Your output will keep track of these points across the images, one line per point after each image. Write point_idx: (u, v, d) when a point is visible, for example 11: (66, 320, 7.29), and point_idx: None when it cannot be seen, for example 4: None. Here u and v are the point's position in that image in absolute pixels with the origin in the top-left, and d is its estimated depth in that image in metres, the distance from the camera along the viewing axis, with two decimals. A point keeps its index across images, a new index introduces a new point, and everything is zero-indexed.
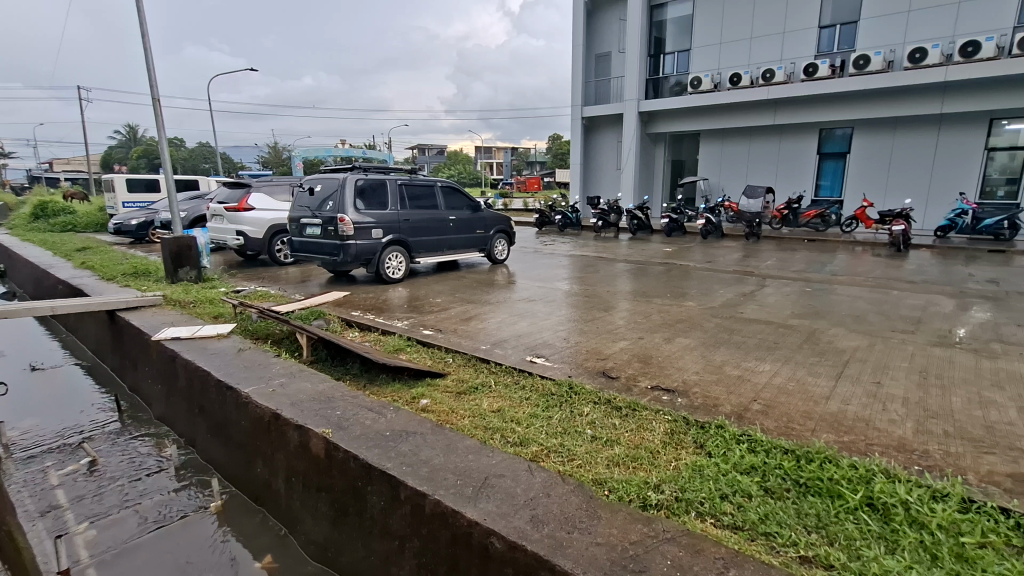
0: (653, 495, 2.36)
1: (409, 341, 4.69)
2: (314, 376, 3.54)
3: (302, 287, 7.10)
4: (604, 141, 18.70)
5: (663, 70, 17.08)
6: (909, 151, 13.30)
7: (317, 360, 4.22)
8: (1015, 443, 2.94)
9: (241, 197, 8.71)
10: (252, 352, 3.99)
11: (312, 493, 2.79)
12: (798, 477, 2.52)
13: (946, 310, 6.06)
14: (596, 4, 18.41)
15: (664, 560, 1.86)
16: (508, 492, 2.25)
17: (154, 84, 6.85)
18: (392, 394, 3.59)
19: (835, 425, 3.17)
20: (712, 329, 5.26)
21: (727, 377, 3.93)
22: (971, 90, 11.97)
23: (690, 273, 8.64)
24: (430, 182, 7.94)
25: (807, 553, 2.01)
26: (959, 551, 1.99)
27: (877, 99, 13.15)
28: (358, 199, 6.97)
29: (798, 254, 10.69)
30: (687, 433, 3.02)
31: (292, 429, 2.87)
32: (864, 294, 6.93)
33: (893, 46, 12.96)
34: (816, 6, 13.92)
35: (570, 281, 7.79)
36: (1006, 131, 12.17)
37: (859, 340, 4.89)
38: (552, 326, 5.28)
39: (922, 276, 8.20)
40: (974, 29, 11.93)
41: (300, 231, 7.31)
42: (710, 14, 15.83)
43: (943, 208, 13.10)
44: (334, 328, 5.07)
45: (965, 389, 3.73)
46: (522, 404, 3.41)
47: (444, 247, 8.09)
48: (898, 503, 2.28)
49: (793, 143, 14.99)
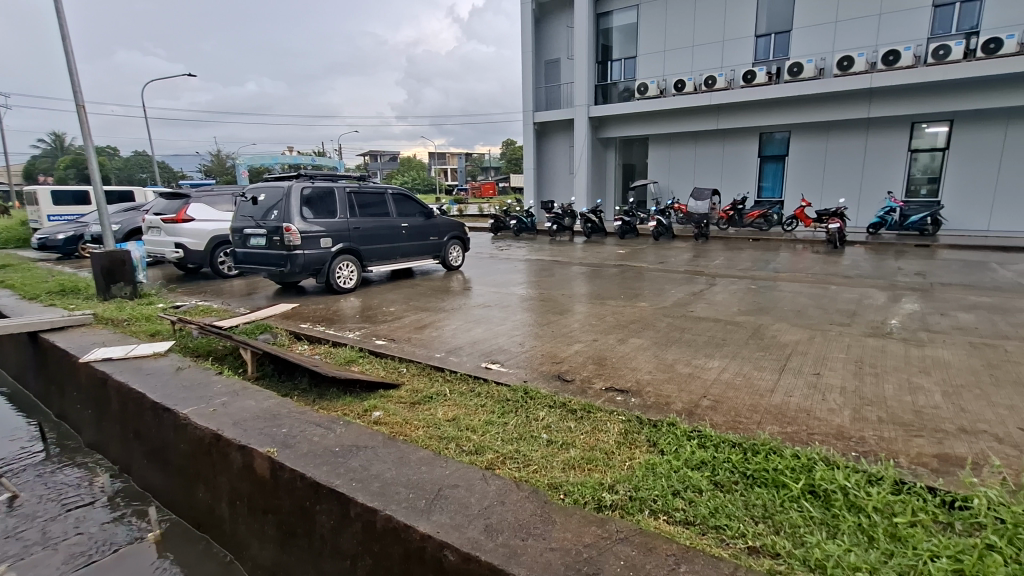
0: (607, 496, 2.38)
1: (362, 352, 4.58)
2: (259, 393, 3.38)
3: (248, 301, 6.84)
4: (556, 146, 18.95)
5: (611, 76, 17.48)
6: (841, 153, 14.11)
7: (263, 376, 4.05)
8: (940, 426, 3.14)
9: (179, 207, 8.28)
10: (192, 370, 3.79)
11: (257, 516, 2.67)
12: (746, 470, 2.60)
13: (878, 302, 6.43)
14: (544, 11, 18.65)
15: (617, 560, 1.87)
16: (461, 503, 2.21)
17: (77, 89, 6.44)
18: (343, 407, 3.48)
19: (779, 417, 3.30)
20: (664, 328, 5.39)
21: (678, 375, 4.03)
22: (893, 96, 12.82)
23: (643, 274, 8.83)
24: (381, 189, 7.80)
25: (755, 543, 2.07)
26: (892, 531, 2.10)
27: (810, 104, 13.89)
28: (305, 207, 6.77)
29: (744, 253, 11.12)
30: (640, 433, 3.07)
31: (234, 450, 2.73)
32: (805, 289, 7.26)
33: (823, 54, 13.73)
34: (752, 15, 14.61)
35: (526, 286, 7.82)
36: (926, 133, 13.08)
37: (800, 334, 5.12)
38: (507, 331, 5.28)
39: (857, 271, 8.70)
40: (894, 38, 12.78)
41: (244, 241, 7.03)
42: (654, 22, 16.32)
43: (874, 206, 13.93)
44: (282, 342, 4.91)
45: (895, 376, 3.97)
46: (478, 411, 3.39)
47: (398, 255, 7.97)
48: (837, 489, 2.39)
49: (736, 146, 15.61)
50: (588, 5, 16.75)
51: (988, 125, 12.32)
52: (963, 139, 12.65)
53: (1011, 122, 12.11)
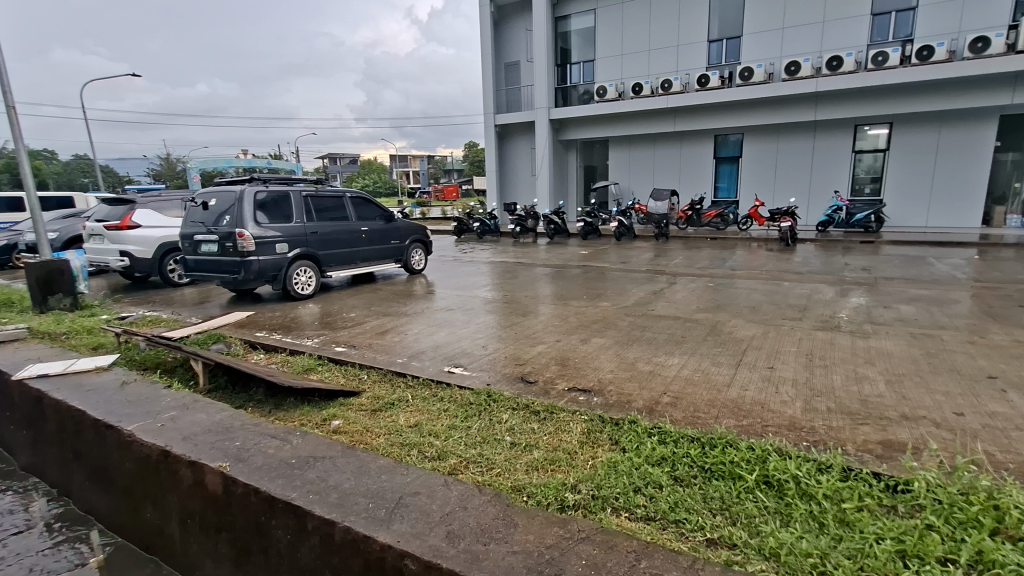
0: (570, 496, 2.39)
1: (321, 360, 4.47)
2: (211, 406, 3.25)
3: (200, 310, 6.58)
4: (517, 148, 19.02)
5: (570, 79, 17.69)
6: (791, 154, 14.70)
7: (216, 389, 3.89)
8: (884, 414, 3.30)
9: (123, 213, 7.88)
10: (138, 384, 3.61)
11: (210, 533, 2.56)
12: (704, 464, 2.66)
13: (828, 297, 6.73)
14: (503, 14, 18.72)
15: (579, 560, 1.88)
16: (423, 511, 2.18)
17: (6, 89, 6.05)
18: (300, 417, 3.38)
19: (735, 411, 3.39)
20: (625, 327, 5.47)
21: (639, 374, 4.09)
22: (838, 100, 13.46)
23: (605, 274, 8.97)
24: (339, 193, 7.64)
25: (713, 535, 2.12)
26: (841, 517, 2.19)
27: (761, 107, 14.42)
28: (258, 212, 6.57)
29: (703, 252, 11.45)
30: (602, 431, 3.10)
31: (184, 467, 2.61)
32: (760, 286, 7.52)
33: (772, 59, 14.29)
34: (704, 21, 15.05)
35: (490, 288, 7.81)
36: (869, 135, 13.77)
37: (755, 329, 5.29)
38: (471, 334, 5.24)
39: (808, 267, 9.06)
40: (837, 45, 13.42)
41: (195, 248, 6.76)
42: (611, 26, 16.61)
43: (823, 205, 14.56)
44: (236, 352, 4.75)
45: (843, 367, 4.16)
46: (441, 416, 3.35)
47: (358, 259, 7.82)
48: (790, 478, 2.48)
49: (693, 148, 16.05)
50: (546, 8, 16.90)
51: (924, 127, 13.06)
52: (902, 140, 13.36)
53: (944, 124, 12.87)
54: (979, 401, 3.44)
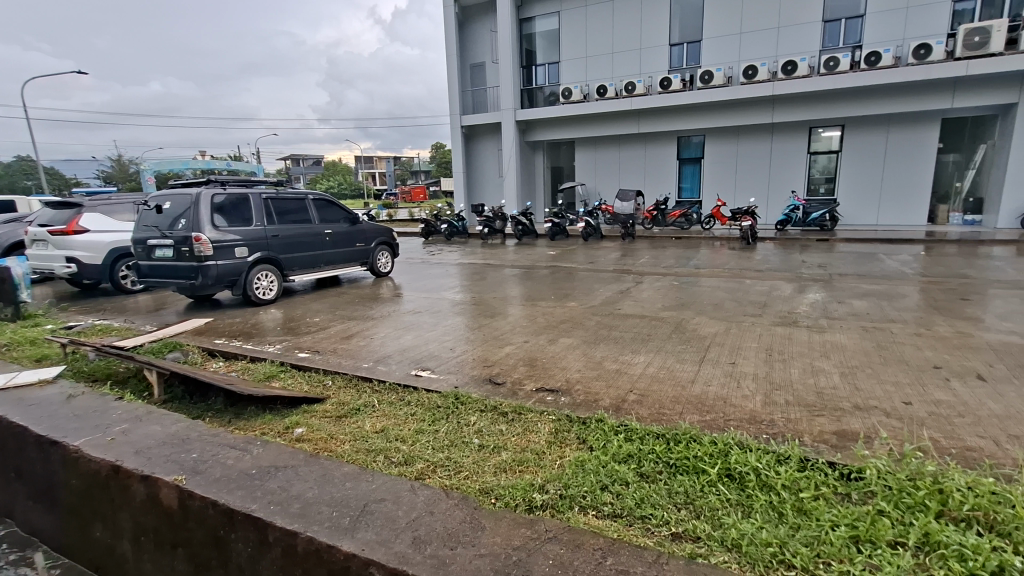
0: (538, 497, 2.40)
1: (283, 366, 4.36)
2: (166, 417, 3.12)
3: (155, 317, 6.32)
4: (484, 149, 19.01)
5: (536, 81, 17.77)
6: (750, 155, 15.15)
7: (172, 399, 3.74)
8: (839, 405, 3.43)
9: (70, 217, 7.50)
10: (86, 397, 3.43)
11: (166, 550, 2.47)
12: (669, 459, 2.71)
13: (786, 293, 6.95)
14: (467, 15, 18.68)
15: (546, 560, 1.88)
16: (388, 517, 2.15)
17: None
18: (261, 426, 3.29)
19: (699, 406, 3.47)
20: (593, 327, 5.51)
21: (606, 372, 4.14)
22: (793, 103, 13.95)
23: (573, 274, 9.05)
24: (301, 194, 7.46)
25: (677, 529, 2.16)
26: (799, 506, 2.27)
27: (721, 109, 14.82)
28: (216, 215, 6.36)
29: (668, 251, 11.69)
30: (570, 430, 3.12)
31: (137, 482, 2.50)
32: (723, 284, 7.71)
33: (731, 63, 14.72)
34: (665, 25, 15.38)
35: (458, 290, 7.77)
36: (823, 137, 14.32)
37: (717, 326, 5.43)
38: (439, 337, 5.20)
39: (768, 265, 9.36)
40: (791, 50, 13.92)
41: (148, 254, 6.50)
42: (575, 29, 16.78)
43: (781, 204, 15.06)
44: (193, 360, 4.59)
45: (801, 361, 4.31)
46: (408, 421, 3.31)
47: (321, 263, 7.67)
48: (750, 471, 2.55)
49: (657, 149, 16.37)
50: (510, 11, 16.94)
51: (873, 130, 13.68)
52: (854, 142, 13.96)
53: (892, 126, 13.49)
54: (925, 390, 3.61)
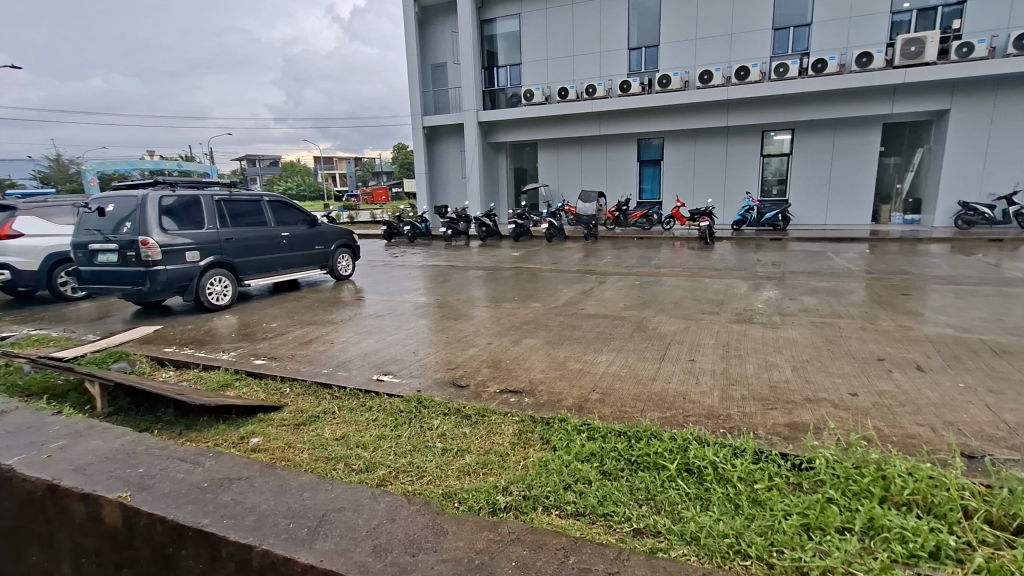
0: (501, 499, 2.40)
1: (238, 374, 4.21)
2: (110, 431, 2.96)
3: (100, 325, 6.01)
4: (447, 150, 18.91)
5: (498, 82, 17.80)
6: (707, 157, 15.60)
7: (117, 412, 3.55)
8: (790, 397, 3.57)
9: (1, 220, 7.01)
10: (20, 413, 3.22)
11: (109, 572, 2.36)
12: (630, 456, 2.75)
13: (742, 291, 7.19)
14: (428, 15, 18.54)
15: (508, 562, 1.89)
16: (348, 526, 2.10)
17: None
18: (214, 437, 3.15)
19: (659, 403, 3.54)
20: (556, 327, 5.56)
21: (569, 372, 4.18)
22: (746, 107, 14.45)
23: (537, 275, 9.10)
24: (255, 196, 7.23)
25: (639, 525, 2.20)
26: (753, 497, 2.34)
27: (679, 113, 15.22)
28: (165, 218, 6.09)
29: (630, 251, 11.93)
30: (534, 431, 3.13)
31: (76, 500, 2.36)
32: (681, 283, 7.91)
33: (687, 68, 15.12)
34: (624, 29, 15.67)
35: (421, 292, 7.69)
36: (775, 141, 14.89)
37: (677, 324, 5.57)
38: (401, 340, 5.14)
39: (725, 264, 9.65)
40: (744, 56, 14.43)
41: (90, 259, 6.16)
42: (536, 31, 16.90)
43: (736, 205, 15.57)
44: (141, 370, 4.38)
45: (756, 356, 4.47)
46: (369, 427, 3.24)
47: (278, 266, 7.45)
48: (708, 464, 2.61)
49: (618, 151, 16.65)
50: (471, 11, 16.89)
51: (820, 133, 14.31)
52: (803, 145, 14.56)
53: (838, 130, 14.15)
54: (870, 381, 3.80)
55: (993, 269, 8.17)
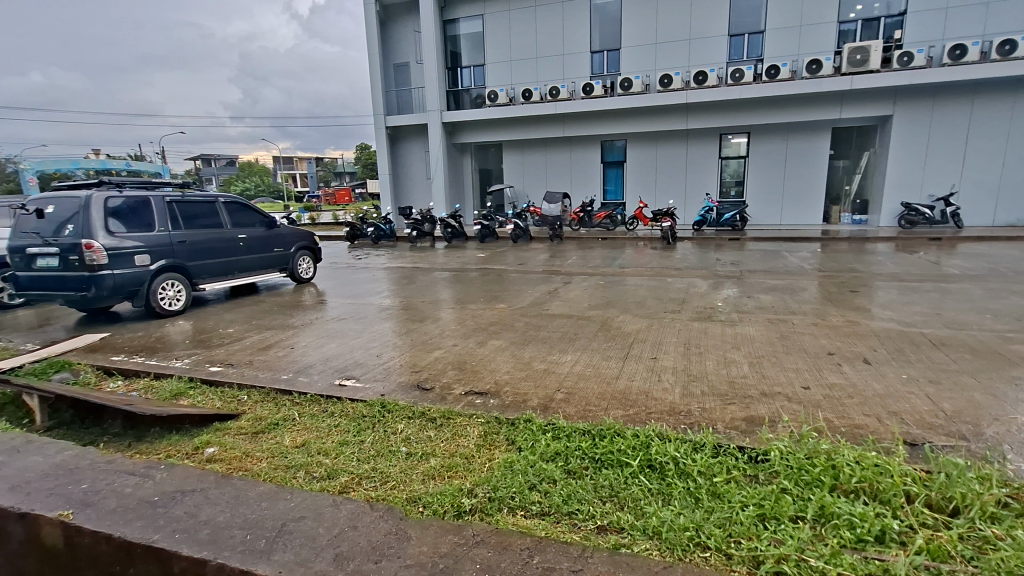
0: (466, 501, 2.38)
1: (192, 382, 4.05)
2: (50, 446, 2.80)
3: (40, 334, 5.68)
4: (411, 151, 18.72)
5: (461, 83, 17.72)
6: (668, 159, 15.97)
7: (59, 426, 3.36)
8: (747, 392, 3.69)
9: None
10: None
11: None
12: (594, 455, 2.78)
13: (703, 290, 7.39)
14: (389, 14, 18.31)
15: (472, 564, 1.89)
16: (308, 536, 2.05)
17: None
18: (166, 448, 3.02)
19: (622, 401, 3.60)
20: (521, 328, 5.58)
21: (535, 373, 4.20)
22: (705, 110, 14.86)
23: (503, 276, 9.11)
24: (210, 197, 6.98)
25: (603, 522, 2.22)
26: (712, 490, 2.41)
27: (640, 116, 15.53)
28: (111, 220, 5.81)
29: (594, 251, 12.08)
30: (499, 432, 3.13)
31: (13, 522, 2.23)
32: (644, 282, 8.04)
33: (647, 72, 15.43)
34: (586, 32, 15.88)
35: (386, 295, 7.59)
36: (732, 144, 15.36)
37: (640, 323, 5.68)
38: (365, 343, 5.06)
39: (686, 263, 9.89)
40: (701, 61, 14.84)
41: (28, 263, 5.82)
42: (499, 33, 16.93)
43: (697, 206, 15.98)
44: (86, 381, 4.16)
45: (715, 353, 4.60)
46: (331, 433, 3.17)
47: (235, 270, 7.21)
48: (669, 460, 2.67)
49: (582, 153, 16.84)
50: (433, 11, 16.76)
51: (774, 137, 14.87)
52: (758, 148, 15.09)
53: (791, 134, 14.72)
54: (822, 374, 3.97)
55: (933, 267, 8.66)
